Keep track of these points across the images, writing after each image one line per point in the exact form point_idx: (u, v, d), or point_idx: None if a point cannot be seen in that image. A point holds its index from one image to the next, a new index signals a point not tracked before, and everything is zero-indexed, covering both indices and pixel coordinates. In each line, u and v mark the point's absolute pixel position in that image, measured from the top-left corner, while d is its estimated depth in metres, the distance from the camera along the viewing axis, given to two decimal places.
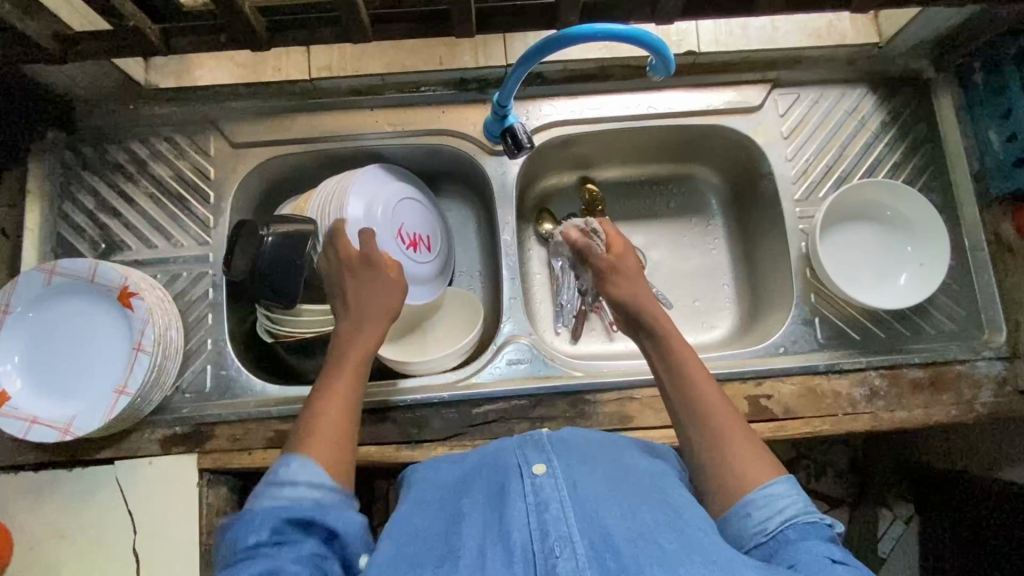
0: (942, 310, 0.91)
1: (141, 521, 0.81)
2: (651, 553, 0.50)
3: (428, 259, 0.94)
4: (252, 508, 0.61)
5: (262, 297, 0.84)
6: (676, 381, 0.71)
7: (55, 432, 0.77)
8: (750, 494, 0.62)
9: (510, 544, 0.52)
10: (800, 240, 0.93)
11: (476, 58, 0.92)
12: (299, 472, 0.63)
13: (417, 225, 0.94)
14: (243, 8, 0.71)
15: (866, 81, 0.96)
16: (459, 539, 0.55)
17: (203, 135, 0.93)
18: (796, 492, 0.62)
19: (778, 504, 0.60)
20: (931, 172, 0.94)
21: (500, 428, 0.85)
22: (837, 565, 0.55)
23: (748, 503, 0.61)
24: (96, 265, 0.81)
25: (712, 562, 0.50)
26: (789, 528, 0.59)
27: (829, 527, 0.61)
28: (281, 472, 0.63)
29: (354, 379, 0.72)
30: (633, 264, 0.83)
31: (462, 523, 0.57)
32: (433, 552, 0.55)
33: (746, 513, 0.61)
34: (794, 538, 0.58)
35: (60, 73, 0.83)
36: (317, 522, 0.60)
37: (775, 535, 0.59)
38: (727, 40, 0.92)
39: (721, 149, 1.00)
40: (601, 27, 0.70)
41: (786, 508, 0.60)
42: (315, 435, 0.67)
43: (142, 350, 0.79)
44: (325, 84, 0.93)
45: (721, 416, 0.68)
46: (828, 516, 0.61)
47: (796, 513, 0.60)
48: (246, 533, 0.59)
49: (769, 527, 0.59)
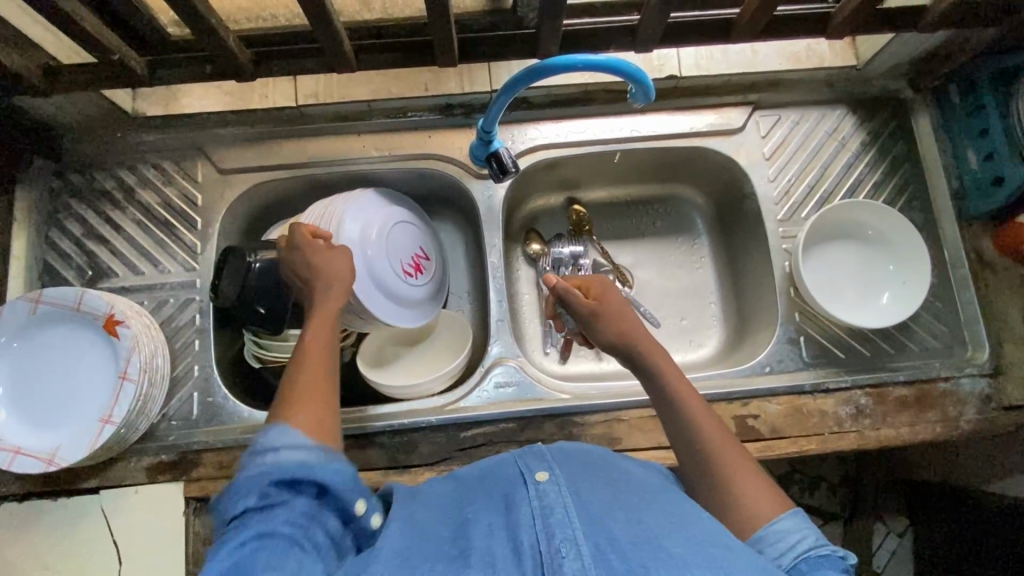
0: (925, 328, 0.92)
1: (128, 551, 0.80)
2: (656, 557, 0.50)
3: (418, 291, 0.93)
4: (238, 475, 0.54)
5: (249, 323, 0.84)
6: (668, 406, 0.72)
7: (39, 463, 0.77)
8: (756, 532, 0.62)
9: (519, 546, 0.52)
10: (784, 259, 0.94)
11: (461, 84, 0.94)
12: (280, 438, 0.56)
13: (410, 257, 0.93)
14: (229, 41, 0.72)
15: (845, 103, 0.98)
16: (469, 541, 0.54)
17: (191, 161, 0.93)
18: (808, 525, 0.61)
19: (788, 540, 0.60)
20: (910, 193, 0.96)
21: (488, 452, 0.85)
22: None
23: (759, 539, 0.61)
24: (83, 294, 0.81)
25: (717, 567, 0.49)
26: (801, 563, 0.58)
27: (845, 561, 0.60)
28: (262, 442, 0.56)
29: (331, 340, 0.69)
30: (616, 301, 0.79)
31: (470, 527, 0.56)
32: (441, 550, 0.54)
33: (758, 551, 0.61)
34: (808, 573, 0.58)
35: (48, 104, 0.83)
36: (306, 479, 0.54)
37: (789, 570, 0.58)
38: (708, 64, 0.95)
39: (706, 171, 1.02)
40: (580, 58, 0.71)
41: (797, 543, 0.59)
42: (302, 401, 0.62)
43: (128, 378, 0.79)
44: (312, 111, 0.94)
45: (720, 442, 0.68)
46: (841, 550, 0.60)
47: (807, 547, 0.59)
48: (232, 502, 0.52)
49: (782, 564, 0.59)
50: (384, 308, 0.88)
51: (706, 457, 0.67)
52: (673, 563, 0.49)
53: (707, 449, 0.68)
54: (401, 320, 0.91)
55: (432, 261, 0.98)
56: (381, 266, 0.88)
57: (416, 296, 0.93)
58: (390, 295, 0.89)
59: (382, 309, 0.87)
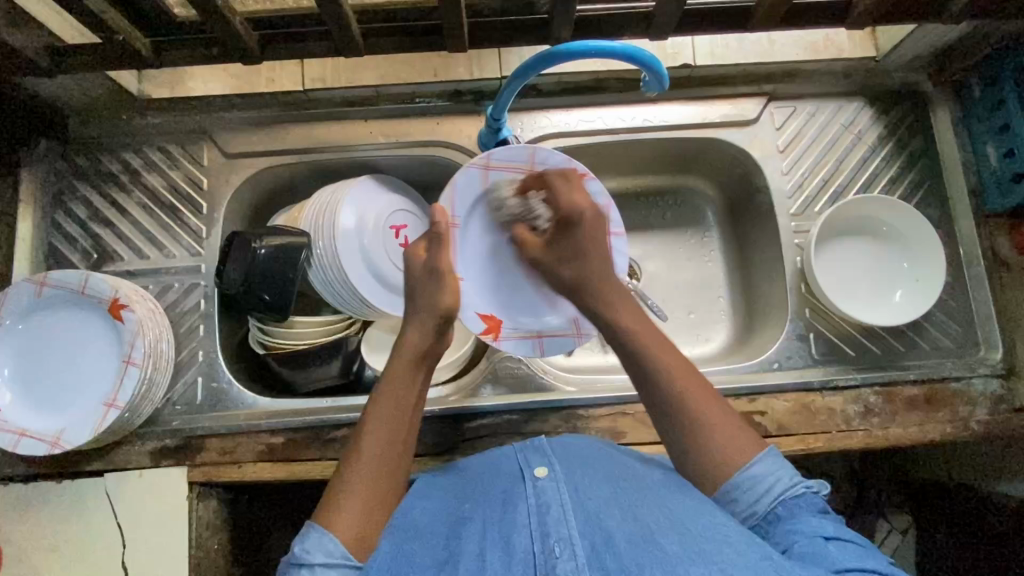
0: (938, 326, 0.91)
1: (131, 532, 0.81)
2: (650, 554, 0.52)
3: None
4: None
5: (252, 309, 0.84)
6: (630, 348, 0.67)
7: (43, 445, 0.77)
8: (733, 476, 0.61)
9: (511, 547, 0.55)
10: (796, 254, 0.92)
11: (470, 71, 0.92)
12: (313, 554, 0.56)
13: None
14: (235, 22, 0.71)
15: (864, 95, 0.96)
16: (458, 544, 0.56)
17: (196, 145, 0.92)
18: (782, 464, 0.62)
19: (766, 484, 0.61)
20: (927, 188, 0.94)
21: (491, 444, 0.85)
22: (829, 544, 0.56)
23: (735, 486, 0.61)
24: (88, 276, 0.80)
25: (713, 563, 0.51)
26: (778, 507, 0.60)
27: (818, 495, 0.62)
28: (300, 550, 0.56)
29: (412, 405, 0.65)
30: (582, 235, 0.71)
31: (463, 528, 0.58)
32: (433, 553, 0.57)
33: (731, 498, 0.61)
34: (785, 516, 0.60)
35: (53, 85, 0.82)
36: None
37: (766, 516, 0.60)
38: (722, 53, 0.92)
39: (719, 163, 1.00)
40: (593, 44, 0.70)
41: (774, 486, 0.60)
42: (350, 491, 0.59)
43: (132, 363, 0.78)
44: (320, 95, 0.93)
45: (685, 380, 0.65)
46: (815, 485, 0.63)
47: (785, 490, 0.61)
48: None
49: (759, 509, 0.60)
50: (475, 188, 0.82)
51: (696, 427, 0.63)
52: (666, 561, 0.51)
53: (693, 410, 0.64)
54: (498, 153, 0.81)
55: (611, 204, 0.85)
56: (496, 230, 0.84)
57: (537, 171, 0.83)
58: (487, 209, 0.84)
59: (468, 191, 0.82)
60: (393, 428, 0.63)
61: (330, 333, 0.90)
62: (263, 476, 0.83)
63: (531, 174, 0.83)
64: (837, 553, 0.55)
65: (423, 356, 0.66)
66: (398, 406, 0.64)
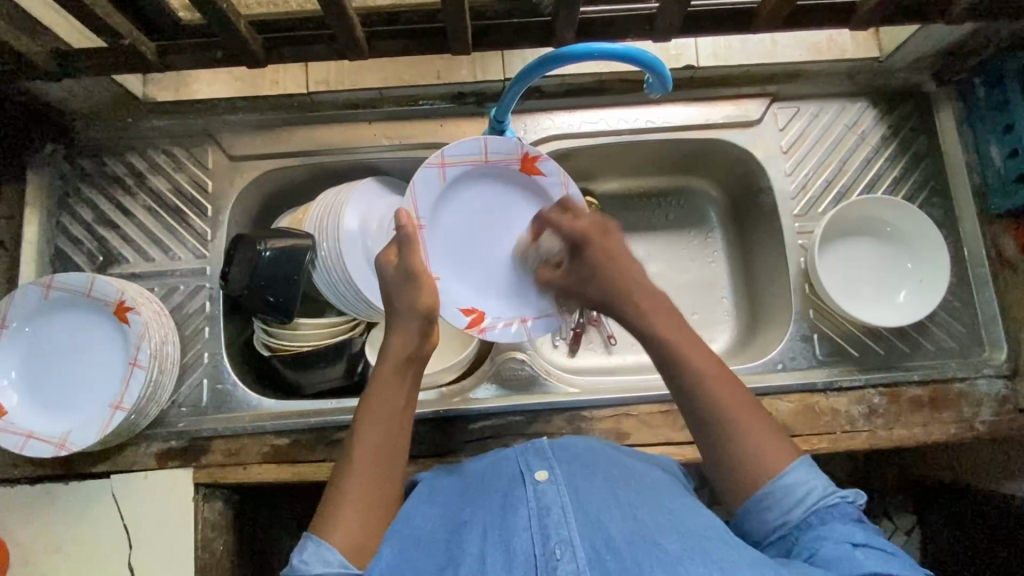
0: (942, 327, 0.90)
1: (138, 533, 0.81)
2: (650, 555, 0.52)
3: (497, 162, 0.84)
4: None
5: (257, 312, 0.84)
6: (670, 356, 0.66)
7: (50, 447, 0.77)
8: (768, 484, 0.61)
9: (511, 550, 0.55)
10: (800, 255, 0.92)
11: (473, 72, 0.92)
12: (312, 563, 0.55)
13: (528, 190, 0.86)
14: (240, 26, 0.71)
15: (868, 96, 0.96)
16: (460, 549, 0.56)
17: (201, 148, 0.92)
18: (816, 473, 0.61)
19: (798, 493, 0.60)
20: (931, 188, 0.94)
21: (496, 445, 0.85)
22: (856, 552, 0.55)
23: (766, 496, 0.60)
24: (94, 279, 0.80)
25: (712, 563, 0.51)
26: (811, 516, 0.59)
27: (853, 504, 0.61)
28: (298, 561, 0.56)
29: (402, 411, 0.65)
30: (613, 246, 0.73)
31: (464, 533, 0.58)
32: (434, 557, 0.57)
33: (765, 506, 0.60)
34: (816, 524, 0.59)
35: (59, 89, 0.83)
36: None
37: (797, 525, 0.59)
38: (726, 54, 0.92)
39: (722, 164, 1.00)
40: (599, 47, 0.70)
41: (806, 495, 0.60)
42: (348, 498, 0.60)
43: (138, 365, 0.79)
44: (323, 98, 0.93)
45: (720, 387, 0.64)
46: (851, 493, 0.61)
47: (817, 499, 0.60)
48: None
49: (791, 519, 0.59)
50: (434, 189, 0.80)
51: (730, 433, 0.63)
52: (666, 560, 0.51)
53: (724, 418, 0.63)
54: (451, 149, 0.80)
55: (567, 180, 0.86)
56: (461, 224, 0.84)
57: (491, 160, 0.83)
58: (448, 205, 0.82)
59: (428, 192, 0.80)
60: (386, 435, 0.63)
61: (333, 333, 0.90)
62: (268, 477, 0.83)
63: (486, 163, 0.83)
64: (865, 561, 0.54)
65: (408, 361, 0.67)
66: (389, 412, 0.64)
